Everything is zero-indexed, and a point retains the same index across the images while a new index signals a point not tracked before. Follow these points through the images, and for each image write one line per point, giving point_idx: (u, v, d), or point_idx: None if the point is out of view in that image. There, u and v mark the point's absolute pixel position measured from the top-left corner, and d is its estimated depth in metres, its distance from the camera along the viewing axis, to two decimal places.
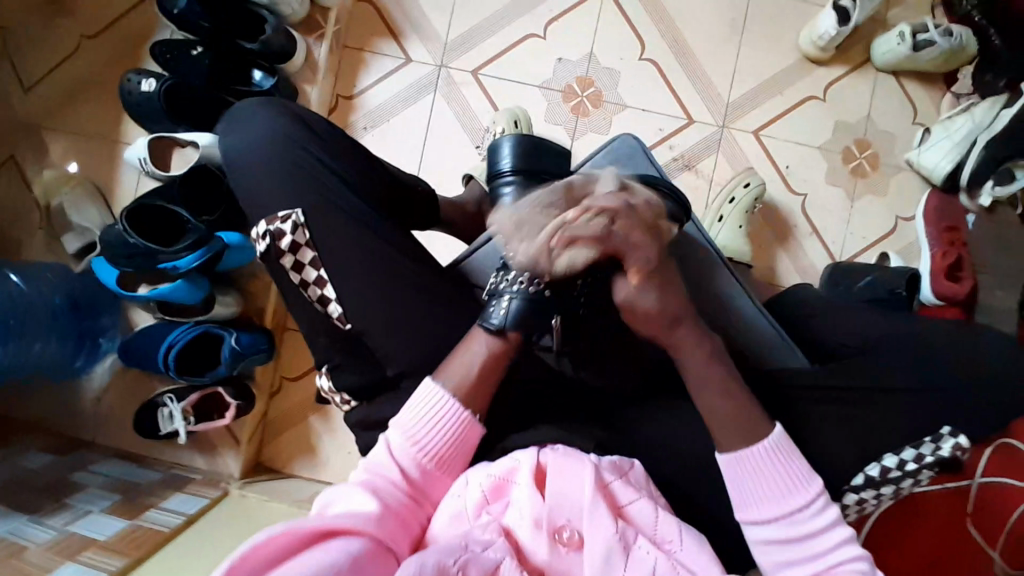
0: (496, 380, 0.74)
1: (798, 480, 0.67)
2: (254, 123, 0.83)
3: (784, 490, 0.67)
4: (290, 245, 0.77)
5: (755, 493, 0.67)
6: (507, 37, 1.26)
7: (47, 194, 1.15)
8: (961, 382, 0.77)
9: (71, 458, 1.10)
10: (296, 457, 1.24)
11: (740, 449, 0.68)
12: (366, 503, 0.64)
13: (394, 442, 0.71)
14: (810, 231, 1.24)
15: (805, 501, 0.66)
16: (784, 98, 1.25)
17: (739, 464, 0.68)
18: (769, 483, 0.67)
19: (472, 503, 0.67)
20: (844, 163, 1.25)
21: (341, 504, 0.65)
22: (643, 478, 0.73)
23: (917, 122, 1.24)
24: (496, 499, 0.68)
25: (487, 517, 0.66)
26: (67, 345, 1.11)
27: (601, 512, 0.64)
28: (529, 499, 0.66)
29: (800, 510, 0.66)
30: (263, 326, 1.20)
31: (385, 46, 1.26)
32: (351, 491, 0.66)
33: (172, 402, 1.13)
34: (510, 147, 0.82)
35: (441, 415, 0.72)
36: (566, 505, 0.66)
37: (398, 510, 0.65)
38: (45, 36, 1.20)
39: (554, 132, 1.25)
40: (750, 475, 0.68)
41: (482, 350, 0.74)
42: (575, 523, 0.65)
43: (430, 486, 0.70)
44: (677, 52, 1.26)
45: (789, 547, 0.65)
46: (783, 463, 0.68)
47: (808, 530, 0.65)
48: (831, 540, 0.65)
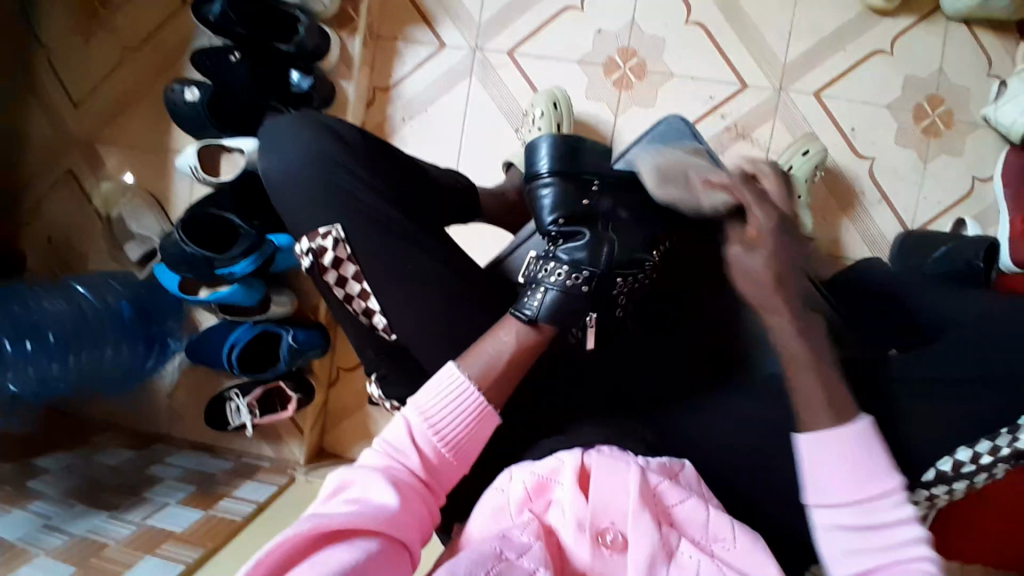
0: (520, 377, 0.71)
1: (878, 471, 0.61)
2: (287, 137, 0.83)
3: (860, 480, 0.61)
4: (333, 261, 0.78)
5: (826, 478, 0.62)
6: (542, 11, 1.21)
7: (107, 205, 1.21)
8: None
9: (148, 453, 1.18)
10: (356, 444, 1.29)
11: (823, 432, 0.62)
12: (385, 495, 0.62)
13: (414, 423, 0.67)
14: (879, 199, 1.16)
15: (884, 491, 0.61)
16: (845, 56, 1.15)
17: (818, 448, 0.62)
18: (845, 471, 0.61)
19: (515, 501, 0.67)
20: (914, 122, 1.15)
21: (359, 488, 0.63)
22: (695, 477, 0.71)
23: (993, 75, 1.12)
24: (539, 497, 0.68)
25: (529, 517, 0.66)
26: (138, 350, 1.15)
27: (644, 519, 0.64)
28: (572, 501, 0.66)
29: (874, 500, 0.61)
30: (318, 323, 1.24)
31: (418, 32, 1.24)
32: (368, 475, 0.64)
33: (238, 397, 1.20)
34: (549, 148, 0.75)
35: (461, 401, 0.68)
36: (610, 509, 0.65)
37: (414, 500, 0.64)
38: (90, 51, 1.24)
39: (595, 110, 1.20)
40: (833, 459, 0.62)
41: (512, 342, 0.70)
42: (619, 526, 0.65)
43: (446, 472, 0.67)
44: (726, 12, 1.18)
45: (855, 539, 0.60)
46: (864, 453, 0.62)
47: (880, 523, 0.60)
48: (903, 539, 0.60)
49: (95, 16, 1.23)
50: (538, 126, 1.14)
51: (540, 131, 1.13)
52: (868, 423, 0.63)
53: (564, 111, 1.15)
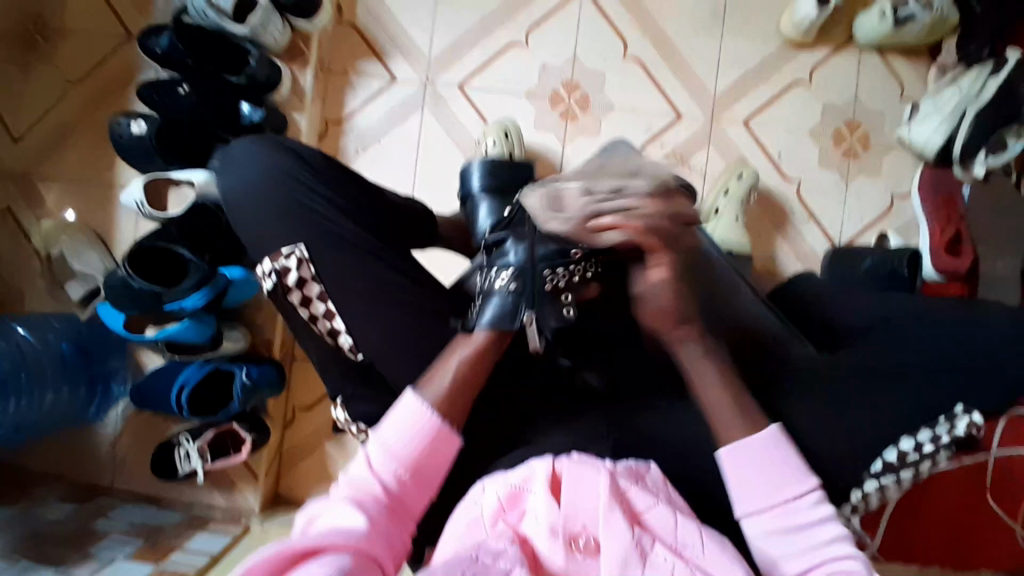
0: (474, 384, 0.72)
1: (794, 472, 0.65)
2: (250, 162, 0.83)
3: (778, 482, 0.65)
4: (296, 281, 0.78)
5: (746, 486, 0.66)
6: (490, 47, 1.26)
7: (47, 244, 1.15)
8: (981, 361, 0.76)
9: (91, 506, 1.11)
10: (312, 485, 1.24)
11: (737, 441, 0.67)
12: (353, 519, 0.61)
13: (373, 455, 0.68)
14: (807, 216, 1.25)
15: (799, 492, 0.64)
16: (770, 87, 1.25)
17: (739, 459, 0.66)
18: (761, 477, 0.65)
19: (489, 513, 0.67)
20: (835, 146, 1.25)
21: (325, 517, 0.63)
22: (661, 480, 0.72)
23: (905, 98, 1.24)
24: (512, 509, 0.68)
25: (504, 527, 0.66)
26: (79, 393, 1.10)
27: (617, 519, 0.65)
28: (545, 507, 0.66)
29: (794, 502, 0.64)
30: (271, 357, 1.20)
31: (370, 67, 1.27)
32: (334, 503, 0.64)
33: (188, 441, 1.13)
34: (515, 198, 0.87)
35: (419, 426, 0.68)
36: (581, 512, 0.66)
37: (383, 525, 0.63)
38: (30, 88, 1.22)
39: (545, 139, 1.26)
40: (751, 467, 0.66)
41: (460, 359, 0.73)
42: (591, 529, 0.66)
43: (410, 499, 0.67)
44: (660, 48, 1.26)
45: (783, 541, 0.64)
46: (778, 460, 0.66)
47: (802, 523, 0.63)
48: (826, 535, 0.63)
49: (36, 48, 1.22)
50: (491, 155, 1.18)
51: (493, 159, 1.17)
52: (777, 428, 0.68)
53: (515, 141, 1.20)
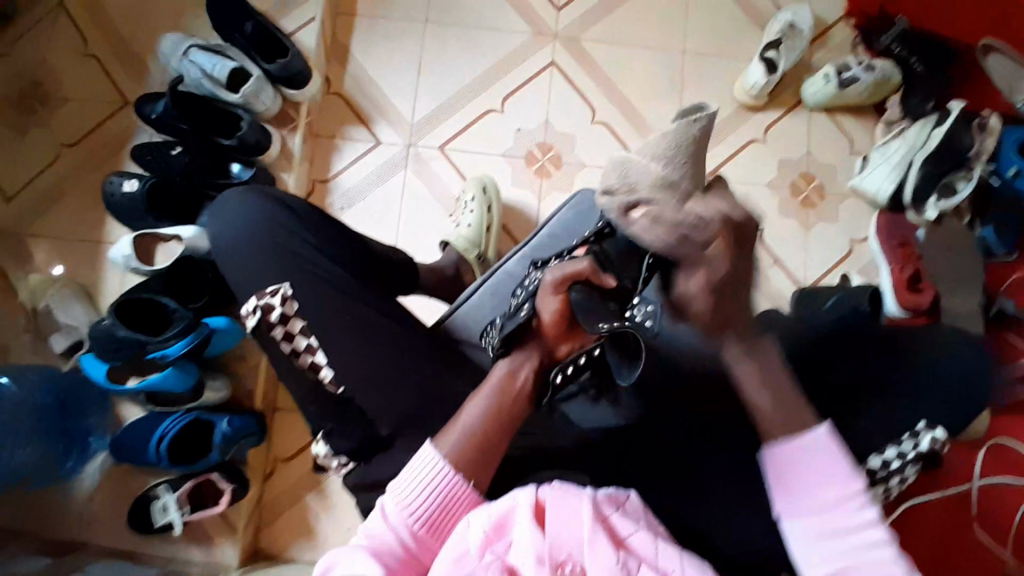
0: (498, 429, 0.74)
1: (841, 475, 0.64)
2: (237, 210, 0.87)
3: (824, 483, 0.64)
4: (280, 317, 0.81)
5: (794, 485, 0.65)
6: (469, 113, 1.36)
7: (33, 298, 1.18)
8: (927, 378, 0.84)
9: (69, 559, 1.06)
10: (293, 540, 1.22)
11: (786, 441, 0.65)
12: (367, 568, 0.64)
13: (388, 507, 0.71)
14: (772, 261, 1.31)
15: (842, 498, 0.64)
16: (729, 144, 1.35)
17: (786, 460, 0.65)
18: (810, 477, 0.64)
19: (476, 545, 0.66)
20: (793, 196, 1.34)
21: (342, 566, 0.66)
22: (642, 508, 0.74)
23: (855, 152, 1.34)
24: (499, 538, 0.67)
25: (492, 559, 0.65)
26: (57, 446, 1.10)
27: (601, 544, 0.66)
28: (531, 538, 0.66)
29: (840, 505, 0.64)
30: (254, 409, 1.21)
31: (355, 131, 1.35)
32: (352, 552, 0.67)
33: (166, 493, 1.12)
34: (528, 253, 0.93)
35: (437, 482, 0.71)
36: (566, 540, 0.66)
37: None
38: (24, 149, 1.29)
39: (521, 195, 1.33)
40: (800, 467, 0.65)
41: (482, 407, 0.74)
42: (576, 557, 0.66)
43: (428, 552, 0.70)
44: (624, 111, 1.36)
45: (827, 544, 0.63)
46: (830, 459, 0.64)
47: (845, 526, 0.63)
48: (868, 539, 0.62)
49: (34, 113, 1.31)
50: (471, 209, 1.24)
51: (473, 212, 1.24)
52: (830, 428, 0.65)
53: (493, 196, 1.27)
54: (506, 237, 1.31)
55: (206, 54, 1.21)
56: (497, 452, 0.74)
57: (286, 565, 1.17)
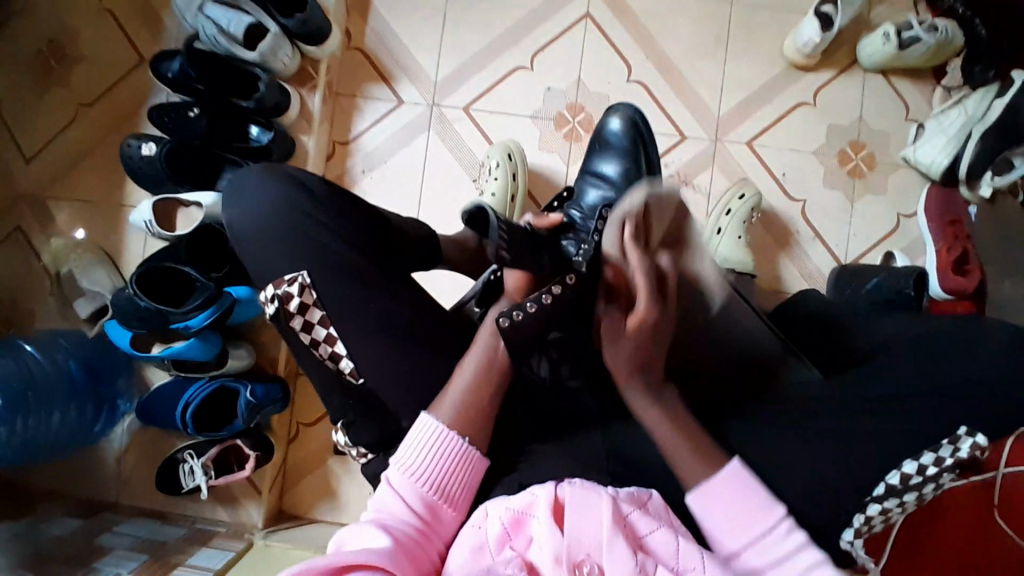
0: (484, 397, 0.73)
1: (759, 508, 0.67)
2: (256, 187, 0.83)
3: (750, 518, 0.67)
4: (299, 306, 0.76)
5: (725, 528, 0.67)
6: (496, 70, 1.28)
7: (57, 262, 1.20)
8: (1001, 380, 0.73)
9: (97, 522, 1.12)
10: (317, 501, 1.25)
11: (705, 484, 0.68)
12: (380, 539, 0.62)
13: (395, 478, 0.70)
14: (812, 237, 1.24)
15: (770, 525, 0.66)
16: (774, 108, 1.26)
17: (707, 499, 0.68)
18: (738, 516, 0.67)
19: (494, 538, 0.64)
20: (839, 166, 1.25)
21: (355, 543, 0.63)
22: (664, 508, 0.69)
23: (911, 118, 1.24)
24: (517, 534, 0.64)
25: (509, 554, 0.62)
26: (86, 411, 1.13)
27: (619, 547, 0.61)
28: (548, 536, 0.62)
29: (767, 535, 0.66)
30: (277, 375, 1.21)
31: (377, 90, 1.29)
32: (363, 529, 0.64)
33: (192, 458, 1.15)
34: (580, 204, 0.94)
35: (445, 446, 0.70)
36: (585, 540, 0.62)
37: (411, 546, 0.64)
38: (40, 109, 1.27)
39: (549, 161, 1.26)
40: (716, 508, 0.68)
41: (475, 364, 0.73)
42: (595, 558, 0.61)
43: (441, 521, 0.69)
44: (662, 70, 1.27)
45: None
46: (744, 490, 0.68)
47: (777, 555, 0.65)
48: (805, 562, 0.64)
49: (48, 70, 1.27)
50: (495, 176, 1.19)
51: (497, 181, 1.18)
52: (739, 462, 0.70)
53: (518, 162, 1.21)
54: (532, 205, 1.26)
55: (221, 8, 1.14)
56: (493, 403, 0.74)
57: (310, 526, 1.21)
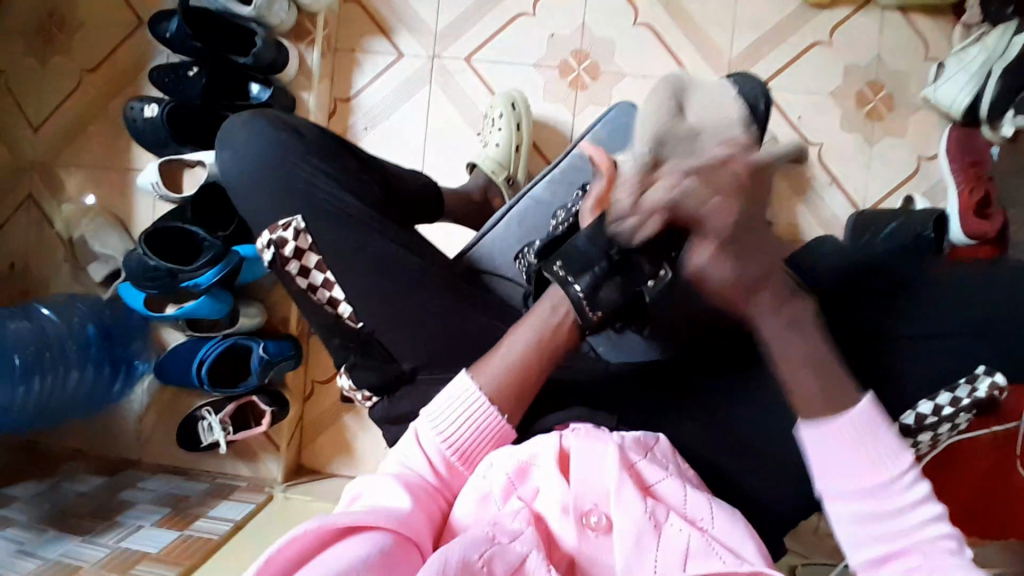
0: (539, 370, 0.68)
1: (886, 452, 0.57)
2: (245, 138, 0.82)
3: (870, 466, 0.57)
4: (294, 251, 0.76)
5: (835, 469, 0.58)
6: (496, 19, 1.24)
7: (68, 228, 1.24)
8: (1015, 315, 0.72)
9: (121, 478, 1.16)
10: (334, 457, 1.26)
11: (822, 423, 0.58)
12: (399, 500, 0.57)
13: (424, 435, 0.65)
14: (828, 181, 1.21)
15: (892, 477, 0.56)
16: (788, 48, 1.21)
17: (829, 438, 0.58)
18: (846, 461, 0.57)
19: (499, 489, 0.60)
20: (856, 108, 1.20)
21: (371, 497, 0.59)
22: (671, 453, 0.66)
23: (931, 56, 1.18)
24: (523, 483, 0.61)
25: (518, 505, 0.59)
26: (103, 371, 1.16)
27: (627, 491, 0.59)
28: (555, 487, 0.59)
29: (889, 487, 0.56)
30: (289, 334, 1.22)
31: (376, 43, 1.27)
32: (383, 482, 0.60)
33: (210, 414, 1.18)
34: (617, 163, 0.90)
35: (479, 420, 0.65)
36: (592, 489, 0.60)
37: (431, 509, 0.60)
38: (45, 77, 1.28)
39: (554, 111, 1.24)
40: (835, 447, 0.57)
41: (527, 336, 0.68)
42: (603, 507, 0.59)
43: (461, 483, 0.64)
44: (671, 13, 1.22)
45: (870, 524, 0.57)
46: (872, 439, 0.57)
47: (894, 506, 0.56)
48: (921, 516, 0.56)
49: (52, 39, 1.28)
50: (499, 127, 1.16)
51: (501, 131, 1.16)
52: (869, 400, 0.58)
53: (523, 112, 1.18)
54: (537, 157, 1.24)
55: None
56: (540, 382, 0.69)
57: (327, 480, 1.23)
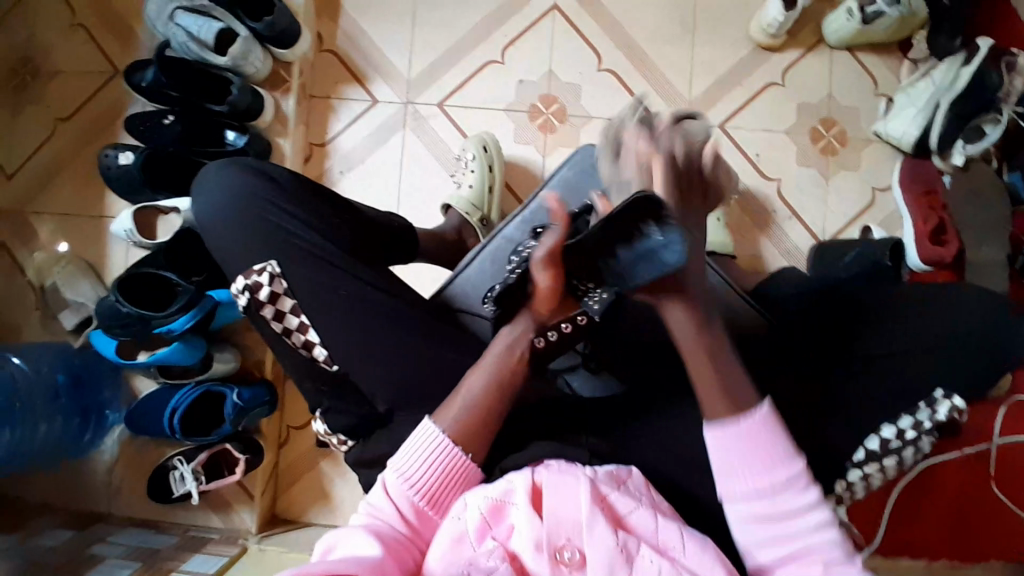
0: (492, 415, 0.68)
1: (782, 458, 0.61)
2: (220, 183, 0.83)
3: (767, 465, 0.61)
4: (270, 296, 0.77)
5: (733, 471, 0.62)
6: (468, 66, 1.29)
7: (40, 275, 1.22)
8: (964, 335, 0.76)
9: (89, 533, 1.12)
10: (310, 505, 1.24)
11: (725, 422, 0.62)
12: (368, 546, 0.58)
13: (390, 483, 0.65)
14: (789, 214, 1.25)
15: (788, 478, 0.61)
16: (743, 89, 1.27)
17: (724, 442, 0.62)
18: (746, 463, 0.62)
19: (473, 528, 0.60)
20: (812, 143, 1.26)
21: (344, 546, 0.59)
22: (644, 484, 0.67)
23: (879, 93, 1.26)
24: (497, 522, 0.60)
25: (492, 545, 0.59)
26: (72, 422, 1.15)
27: (599, 525, 0.59)
28: (529, 523, 0.59)
29: (782, 490, 0.61)
30: (263, 378, 1.21)
31: (351, 91, 1.30)
32: (353, 532, 0.61)
33: (183, 463, 1.15)
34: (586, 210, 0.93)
35: (440, 456, 0.66)
36: (564, 523, 0.60)
37: (403, 557, 0.60)
38: (17, 128, 1.29)
39: (524, 152, 1.28)
40: (732, 448, 0.62)
41: (481, 380, 0.69)
42: (576, 541, 0.59)
43: (430, 530, 0.65)
44: (632, 57, 1.28)
45: (766, 526, 0.62)
46: (770, 439, 0.61)
47: (783, 506, 0.61)
48: (807, 517, 0.61)
49: (25, 90, 1.29)
50: (472, 169, 1.20)
51: (474, 173, 1.19)
52: (768, 409, 0.62)
53: (494, 154, 1.22)
54: (510, 197, 1.27)
55: (191, 15, 1.15)
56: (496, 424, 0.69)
57: (302, 529, 1.20)
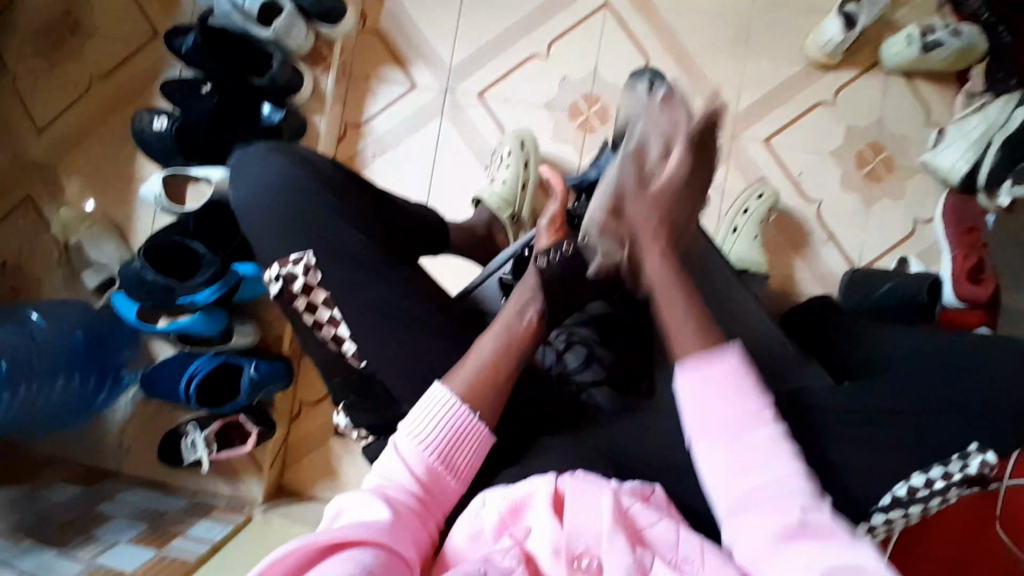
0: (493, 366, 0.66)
1: None
2: (257, 168, 0.83)
3: None
4: (303, 287, 0.76)
5: None
6: (511, 57, 1.26)
7: (65, 232, 1.22)
8: None
9: (98, 489, 1.15)
10: (317, 480, 1.24)
11: None
12: (379, 511, 0.55)
13: (402, 445, 0.61)
14: (826, 238, 1.23)
15: None
16: (790, 107, 1.24)
17: None
18: None
19: (491, 525, 0.58)
20: (857, 168, 1.23)
21: (351, 513, 0.56)
22: (667, 501, 0.61)
23: (932, 122, 1.21)
24: (515, 523, 0.59)
25: (508, 543, 0.57)
26: (90, 382, 1.15)
27: (620, 537, 0.55)
28: (547, 527, 0.56)
29: None
30: (281, 354, 1.22)
31: (390, 72, 1.28)
32: (364, 498, 0.57)
33: (194, 430, 1.17)
34: None
35: (452, 416, 0.63)
36: (585, 530, 0.56)
37: (416, 522, 0.57)
38: (54, 81, 1.28)
39: (560, 151, 1.25)
40: None
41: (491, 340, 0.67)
42: (595, 549, 0.56)
43: (445, 489, 0.61)
44: (680, 63, 1.25)
45: None
46: None
47: None
48: None
49: (62, 44, 1.28)
50: (506, 165, 1.18)
51: (508, 169, 1.18)
52: None
53: (531, 152, 1.20)
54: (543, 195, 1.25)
55: None
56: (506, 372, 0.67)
57: (306, 503, 1.21)
